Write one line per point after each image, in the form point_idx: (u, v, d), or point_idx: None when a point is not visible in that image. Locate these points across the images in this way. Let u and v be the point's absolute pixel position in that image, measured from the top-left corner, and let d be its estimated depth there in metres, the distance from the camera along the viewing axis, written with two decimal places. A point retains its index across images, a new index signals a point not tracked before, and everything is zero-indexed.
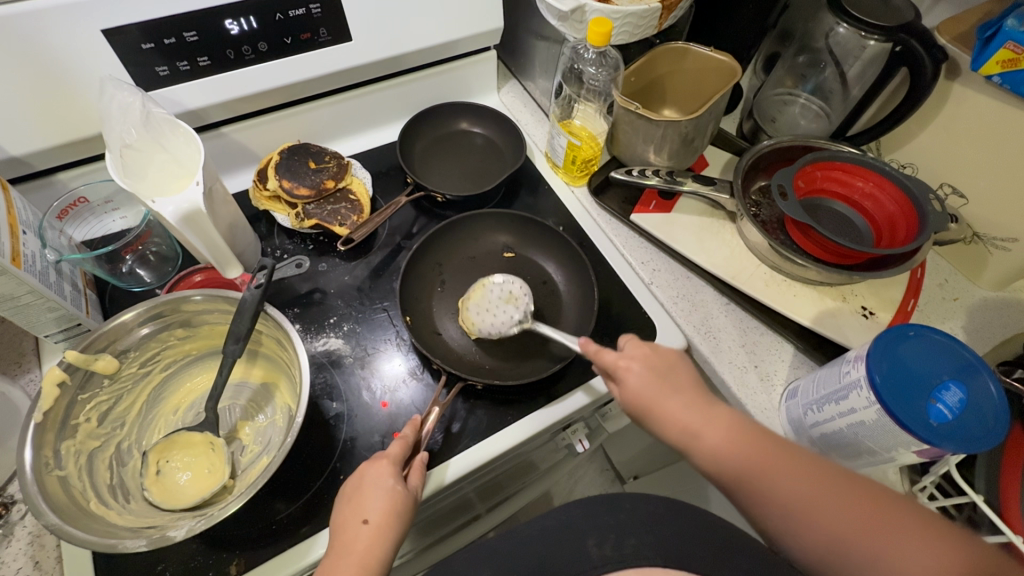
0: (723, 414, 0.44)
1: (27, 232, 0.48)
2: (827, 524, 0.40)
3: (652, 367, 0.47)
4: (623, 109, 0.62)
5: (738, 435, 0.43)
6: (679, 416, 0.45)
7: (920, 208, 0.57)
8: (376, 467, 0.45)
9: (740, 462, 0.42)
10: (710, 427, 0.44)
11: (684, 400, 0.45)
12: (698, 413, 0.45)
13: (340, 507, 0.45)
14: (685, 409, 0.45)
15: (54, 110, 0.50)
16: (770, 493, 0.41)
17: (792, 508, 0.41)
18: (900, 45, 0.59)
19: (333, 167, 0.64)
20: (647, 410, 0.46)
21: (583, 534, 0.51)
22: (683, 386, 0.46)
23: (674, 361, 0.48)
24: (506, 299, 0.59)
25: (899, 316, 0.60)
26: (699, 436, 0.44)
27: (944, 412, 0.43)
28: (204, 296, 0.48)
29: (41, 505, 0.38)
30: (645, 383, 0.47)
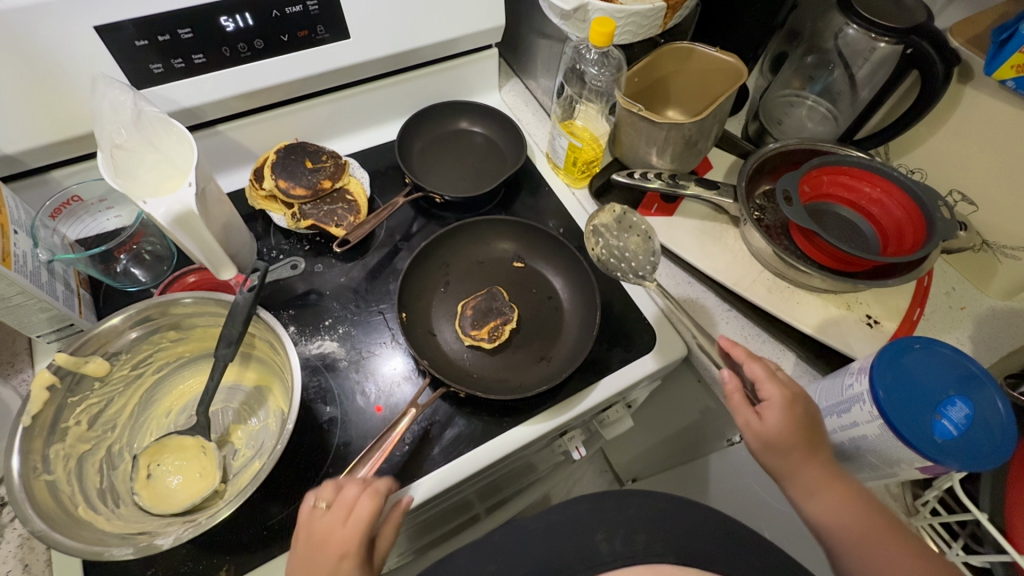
0: (850, 485, 0.46)
1: (19, 232, 0.47)
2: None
3: (797, 412, 0.46)
4: (625, 111, 0.61)
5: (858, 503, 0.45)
6: (813, 476, 0.45)
7: (929, 216, 0.56)
8: (339, 559, 0.41)
9: (857, 529, 0.44)
10: (833, 493, 0.45)
11: (822, 463, 0.46)
12: (829, 477, 0.45)
13: (297, 559, 0.42)
14: (820, 473, 0.45)
15: (46, 108, 0.49)
16: (874, 566, 0.43)
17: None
18: (912, 48, 0.57)
19: (330, 167, 0.63)
20: (777, 458, 0.46)
21: (592, 529, 0.51)
22: (822, 448, 0.46)
23: (817, 417, 0.47)
24: (633, 242, 0.63)
25: (905, 326, 0.59)
26: (823, 498, 0.45)
27: (949, 428, 0.42)
28: (195, 298, 0.48)
29: (28, 511, 0.38)
30: (788, 433, 0.45)
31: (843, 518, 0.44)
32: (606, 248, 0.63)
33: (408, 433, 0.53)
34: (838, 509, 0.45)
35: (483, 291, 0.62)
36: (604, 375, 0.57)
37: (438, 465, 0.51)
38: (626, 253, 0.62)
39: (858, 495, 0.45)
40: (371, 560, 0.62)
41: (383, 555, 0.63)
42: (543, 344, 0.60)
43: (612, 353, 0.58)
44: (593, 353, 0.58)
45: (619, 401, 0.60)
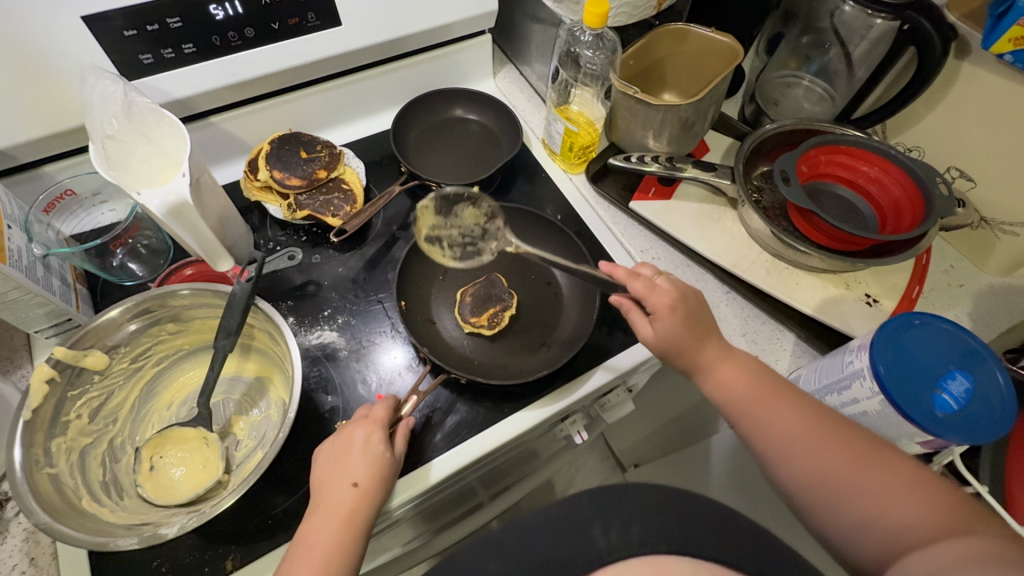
0: (740, 358, 0.49)
1: (13, 227, 0.47)
2: (810, 461, 0.44)
3: (683, 309, 0.49)
4: (621, 94, 0.60)
5: (751, 378, 0.48)
6: (706, 354, 0.49)
7: (926, 193, 0.56)
8: (365, 434, 0.46)
9: (752, 395, 0.47)
10: (724, 365, 0.48)
11: (712, 341, 0.50)
12: (719, 353, 0.49)
13: (321, 466, 0.46)
14: (712, 352, 0.49)
15: (35, 101, 0.49)
16: (764, 426, 0.46)
17: (787, 439, 0.45)
18: (909, 24, 0.56)
19: (325, 157, 0.62)
20: (671, 347, 0.49)
21: (588, 522, 0.51)
22: (709, 329, 0.50)
23: (703, 304, 0.51)
24: (467, 219, 0.65)
25: (904, 304, 0.59)
26: (716, 371, 0.49)
27: (950, 402, 0.42)
28: (192, 290, 0.47)
29: (31, 503, 0.38)
30: (675, 325, 0.48)
31: (735, 386, 0.48)
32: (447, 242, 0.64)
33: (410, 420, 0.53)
34: (732, 383, 0.48)
35: (482, 277, 0.62)
36: (605, 359, 0.57)
37: (441, 451, 0.51)
38: (467, 231, 0.64)
39: (749, 365, 0.49)
40: (377, 549, 0.63)
41: (389, 544, 0.64)
42: (543, 330, 0.60)
43: (612, 338, 0.58)
44: (594, 338, 0.58)
45: (619, 385, 0.60)
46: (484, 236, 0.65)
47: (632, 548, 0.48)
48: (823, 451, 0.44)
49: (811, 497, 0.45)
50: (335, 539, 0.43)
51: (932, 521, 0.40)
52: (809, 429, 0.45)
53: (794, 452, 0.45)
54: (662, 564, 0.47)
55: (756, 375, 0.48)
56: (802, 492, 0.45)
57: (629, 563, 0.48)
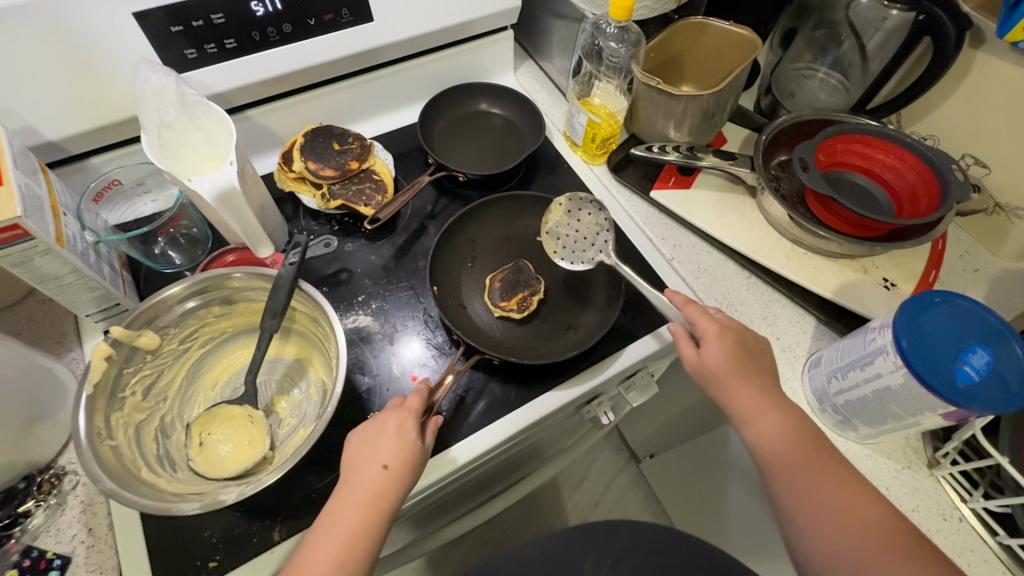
0: (787, 412, 0.49)
1: (67, 214, 0.49)
2: (831, 529, 0.45)
3: (734, 349, 0.50)
4: (643, 85, 0.62)
5: (797, 437, 0.48)
6: (748, 403, 0.49)
7: (943, 179, 0.57)
8: (399, 421, 0.47)
9: (790, 453, 0.47)
10: (769, 419, 0.48)
11: (758, 390, 0.50)
12: (766, 404, 0.49)
13: (355, 447, 0.47)
14: (756, 400, 0.49)
15: (87, 93, 0.51)
16: (797, 481, 0.47)
17: (817, 500, 0.46)
18: (924, 14, 0.59)
19: (356, 148, 0.64)
20: (713, 385, 0.51)
21: (580, 557, 0.62)
22: (757, 377, 0.50)
23: (757, 350, 0.52)
24: (586, 225, 0.63)
25: (921, 287, 0.60)
26: (760, 422, 0.49)
27: (971, 374, 0.44)
28: (245, 274, 0.50)
29: (97, 471, 0.40)
30: (725, 361, 0.50)
31: (776, 441, 0.48)
32: (560, 234, 0.63)
33: (444, 401, 0.55)
34: (775, 434, 0.48)
35: (509, 265, 0.64)
36: (631, 341, 0.59)
37: (474, 430, 0.53)
38: (582, 237, 0.63)
39: (796, 421, 0.49)
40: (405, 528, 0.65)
41: (416, 524, 0.66)
42: (569, 315, 0.62)
43: (637, 322, 0.60)
44: (618, 322, 0.60)
45: (643, 368, 0.62)
46: (597, 247, 0.61)
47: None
48: (843, 524, 0.44)
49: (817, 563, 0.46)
50: (360, 517, 0.43)
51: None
52: (834, 500, 0.45)
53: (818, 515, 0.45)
54: None
55: (801, 435, 0.48)
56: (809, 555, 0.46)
57: None
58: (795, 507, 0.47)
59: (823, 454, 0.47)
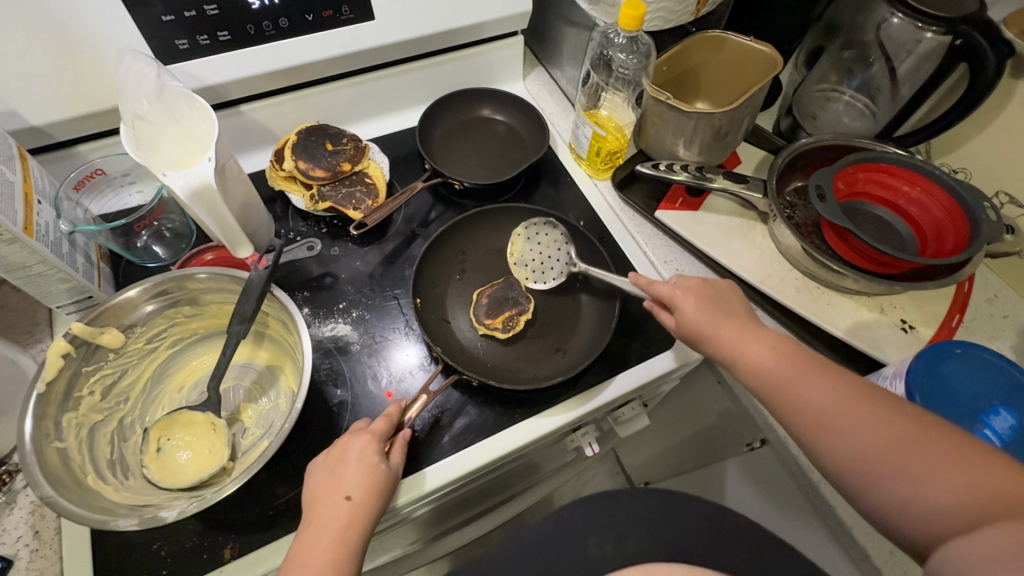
0: (768, 335, 0.44)
1: (42, 202, 0.48)
2: (846, 441, 0.38)
3: (700, 295, 0.48)
4: (653, 100, 0.59)
5: (784, 355, 0.43)
6: (727, 336, 0.45)
7: (971, 215, 0.53)
8: (362, 445, 0.44)
9: (780, 372, 0.42)
10: (748, 343, 0.44)
11: (735, 323, 0.46)
12: (741, 333, 0.45)
13: (316, 478, 0.43)
14: (735, 335, 0.45)
15: (73, 80, 0.49)
16: (797, 402, 0.41)
17: (820, 416, 0.39)
18: (961, 39, 0.54)
19: (350, 149, 0.62)
20: (696, 339, 0.47)
21: (585, 534, 0.53)
22: (733, 314, 0.47)
23: (729, 295, 0.48)
24: (546, 246, 0.62)
25: (941, 333, 0.56)
26: (742, 353, 0.44)
27: (991, 438, 0.40)
28: (209, 274, 0.48)
29: (37, 476, 0.38)
30: (697, 311, 0.47)
31: (761, 364, 0.43)
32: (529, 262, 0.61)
33: (418, 420, 0.51)
34: (761, 356, 0.43)
35: (499, 280, 0.61)
36: (622, 370, 0.55)
37: (447, 454, 0.50)
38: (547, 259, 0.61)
39: (778, 343, 0.44)
40: (378, 548, 0.61)
41: (391, 545, 0.63)
42: (558, 337, 0.58)
43: (630, 348, 0.56)
44: (610, 347, 0.56)
45: (635, 398, 0.58)
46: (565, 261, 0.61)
47: (627, 560, 0.52)
48: (850, 428, 0.38)
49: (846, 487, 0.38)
50: (329, 559, 0.39)
51: (971, 496, 0.33)
52: (837, 403, 0.39)
53: (827, 433, 0.39)
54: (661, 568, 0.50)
55: (787, 353, 0.43)
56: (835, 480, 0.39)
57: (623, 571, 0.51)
58: (801, 430, 0.40)
59: (820, 369, 0.41)
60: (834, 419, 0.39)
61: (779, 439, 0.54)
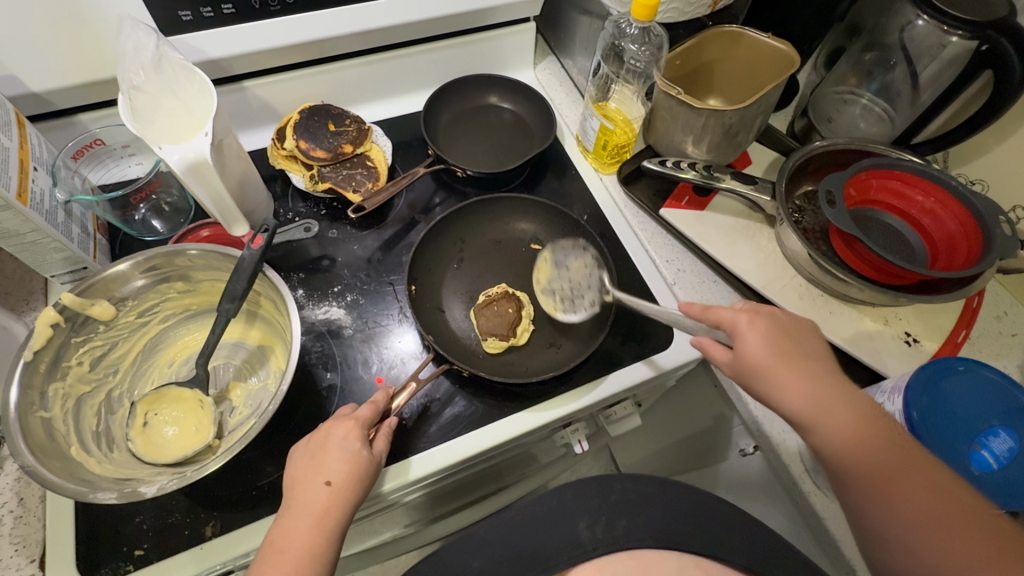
0: (858, 403, 0.39)
1: (39, 169, 0.47)
2: (934, 549, 0.36)
3: (779, 342, 0.41)
4: (663, 94, 0.58)
5: (873, 441, 0.38)
6: (804, 388, 0.39)
7: (986, 230, 0.51)
8: (344, 431, 0.43)
9: (869, 458, 0.37)
10: (842, 419, 0.38)
11: (821, 386, 0.39)
12: (831, 400, 0.39)
13: (297, 463, 0.43)
14: (818, 395, 0.39)
15: (74, 49, 0.48)
16: (887, 498, 0.37)
17: (909, 517, 0.37)
18: (987, 44, 0.52)
19: (353, 131, 0.62)
20: (756, 388, 0.41)
21: (574, 516, 0.50)
22: (806, 359, 0.41)
23: (810, 337, 0.42)
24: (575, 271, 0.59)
25: (946, 348, 0.54)
26: (831, 428, 0.38)
27: (988, 460, 0.40)
28: (200, 250, 0.47)
29: (20, 444, 0.38)
30: (772, 363, 0.40)
31: (843, 426, 0.38)
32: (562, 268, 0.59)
33: (406, 409, 0.51)
34: (849, 433, 0.38)
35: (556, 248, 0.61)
36: (616, 368, 0.54)
37: (433, 443, 0.50)
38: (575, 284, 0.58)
39: (859, 405, 0.39)
40: (368, 531, 0.61)
41: (379, 529, 0.62)
42: (553, 332, 0.58)
43: (626, 348, 0.55)
44: (605, 345, 0.55)
45: (628, 397, 0.57)
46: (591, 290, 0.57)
47: (618, 544, 0.47)
48: (943, 537, 0.36)
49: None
50: (306, 544, 0.39)
51: None
52: (931, 509, 0.37)
53: (907, 534, 0.37)
54: (649, 559, 0.47)
55: (879, 432, 0.38)
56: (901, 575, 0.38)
57: (613, 556, 0.47)
58: (880, 523, 0.38)
59: (912, 462, 0.37)
60: (919, 524, 0.37)
61: (770, 446, 0.53)
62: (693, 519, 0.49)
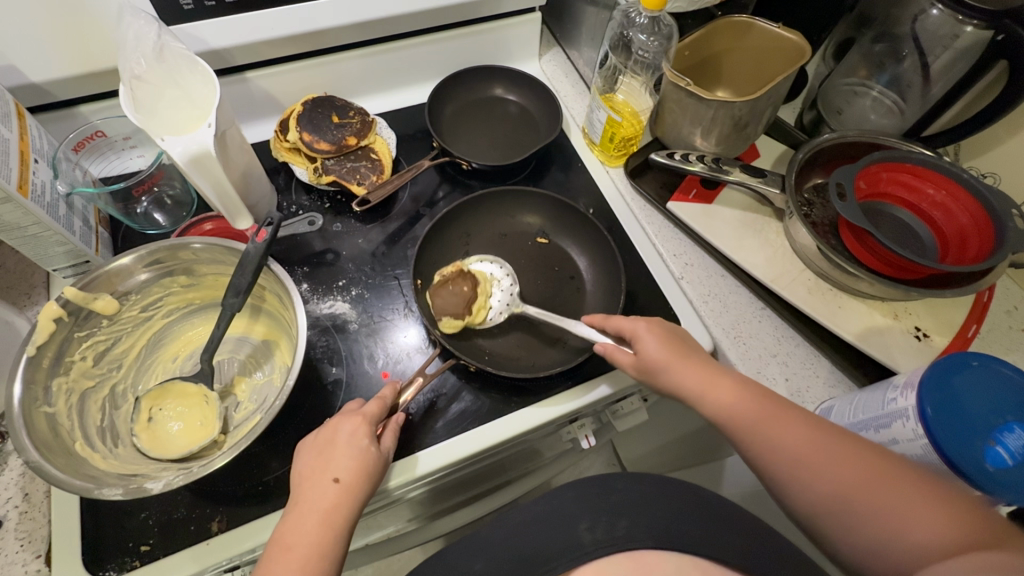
0: (734, 374, 0.44)
1: (39, 161, 0.47)
2: (824, 482, 0.39)
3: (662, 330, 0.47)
4: (672, 85, 0.56)
5: (751, 400, 0.43)
6: (694, 380, 0.44)
7: (998, 223, 0.50)
8: (352, 427, 0.43)
9: (748, 415, 0.42)
10: (719, 388, 0.44)
11: (699, 363, 0.45)
12: (708, 373, 0.44)
13: (304, 459, 0.43)
14: (702, 373, 0.44)
15: (74, 39, 0.47)
16: (772, 446, 0.41)
17: (796, 460, 0.40)
18: (1003, 34, 0.51)
19: (356, 123, 0.61)
20: (658, 380, 0.46)
21: (576, 517, 0.49)
22: (694, 355, 0.46)
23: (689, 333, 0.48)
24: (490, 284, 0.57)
25: (956, 343, 0.54)
26: (711, 396, 0.44)
27: (1004, 456, 0.38)
28: (205, 244, 0.47)
29: (24, 439, 0.38)
30: (659, 349, 0.46)
31: (732, 410, 0.43)
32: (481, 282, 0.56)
33: (413, 404, 0.51)
34: (729, 399, 0.43)
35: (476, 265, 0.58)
36: None
37: (441, 439, 0.49)
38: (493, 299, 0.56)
39: (742, 381, 0.44)
40: (373, 525, 0.60)
41: (383, 523, 0.62)
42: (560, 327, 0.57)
43: None
44: None
45: (634, 392, 0.56)
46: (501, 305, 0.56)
47: (616, 545, 0.46)
48: (830, 469, 0.39)
49: (819, 523, 0.40)
50: (313, 542, 0.39)
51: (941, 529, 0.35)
52: (812, 447, 0.40)
53: (799, 474, 0.40)
54: (646, 559, 0.46)
55: (757, 394, 0.43)
56: (809, 516, 0.40)
57: (613, 558, 0.45)
58: (775, 472, 0.41)
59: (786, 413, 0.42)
60: (805, 464, 0.40)
61: None
62: (698, 517, 0.49)
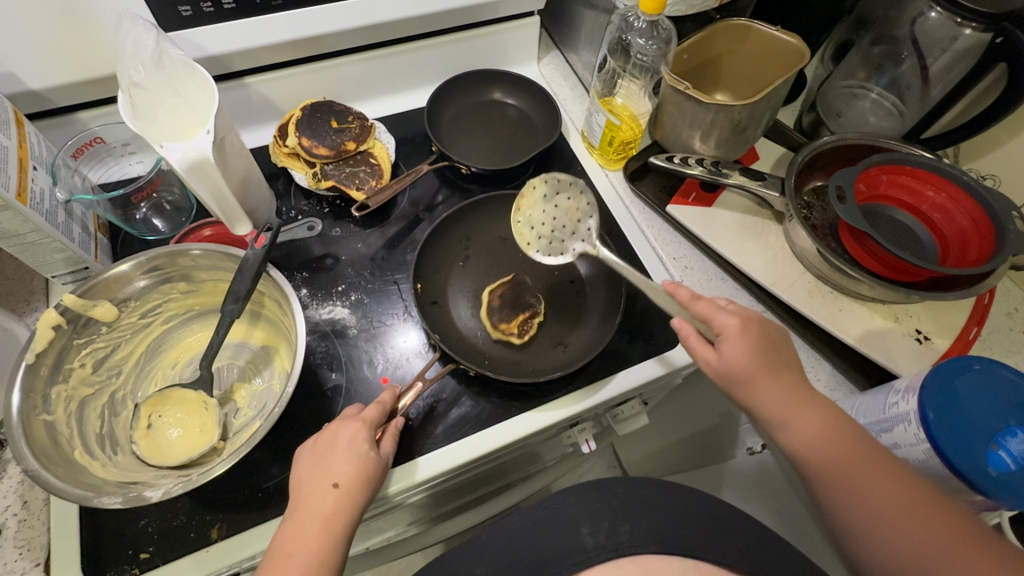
0: (823, 405, 0.43)
1: (38, 168, 0.47)
2: (894, 532, 0.39)
3: (754, 339, 0.44)
4: (671, 89, 0.56)
5: (835, 435, 0.42)
6: (776, 404, 0.43)
7: (999, 225, 0.50)
8: (351, 432, 0.43)
9: (829, 450, 0.42)
10: (805, 416, 0.42)
11: (788, 384, 0.43)
12: (796, 399, 0.43)
13: (303, 465, 0.43)
14: (786, 394, 0.43)
15: (72, 46, 0.48)
16: (847, 484, 0.41)
17: (871, 502, 0.40)
18: (1002, 36, 0.51)
19: (355, 128, 0.61)
20: (734, 388, 0.44)
21: (577, 521, 0.49)
22: (783, 370, 0.44)
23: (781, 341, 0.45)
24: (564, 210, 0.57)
25: (957, 346, 0.53)
26: (795, 423, 0.43)
27: (1006, 461, 0.38)
28: (203, 250, 0.47)
29: (23, 448, 0.38)
30: (745, 361, 0.43)
31: (815, 443, 0.42)
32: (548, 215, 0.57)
33: (413, 409, 0.50)
34: (812, 430, 0.42)
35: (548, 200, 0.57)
36: (625, 367, 0.54)
37: (441, 444, 0.49)
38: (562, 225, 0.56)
39: (830, 414, 0.43)
40: (372, 529, 0.60)
41: (383, 527, 0.61)
42: (559, 331, 0.57)
43: (633, 346, 0.55)
44: (613, 344, 0.55)
45: (635, 396, 0.56)
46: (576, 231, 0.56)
47: (622, 551, 0.46)
48: (901, 520, 0.39)
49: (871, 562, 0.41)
50: (313, 549, 0.39)
51: None
52: (890, 496, 0.40)
53: (867, 517, 0.40)
54: (652, 564, 0.46)
55: (843, 430, 0.42)
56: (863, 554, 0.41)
57: (618, 562, 0.46)
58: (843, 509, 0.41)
59: (871, 453, 0.41)
60: (879, 508, 0.40)
61: None
62: (699, 521, 0.49)
